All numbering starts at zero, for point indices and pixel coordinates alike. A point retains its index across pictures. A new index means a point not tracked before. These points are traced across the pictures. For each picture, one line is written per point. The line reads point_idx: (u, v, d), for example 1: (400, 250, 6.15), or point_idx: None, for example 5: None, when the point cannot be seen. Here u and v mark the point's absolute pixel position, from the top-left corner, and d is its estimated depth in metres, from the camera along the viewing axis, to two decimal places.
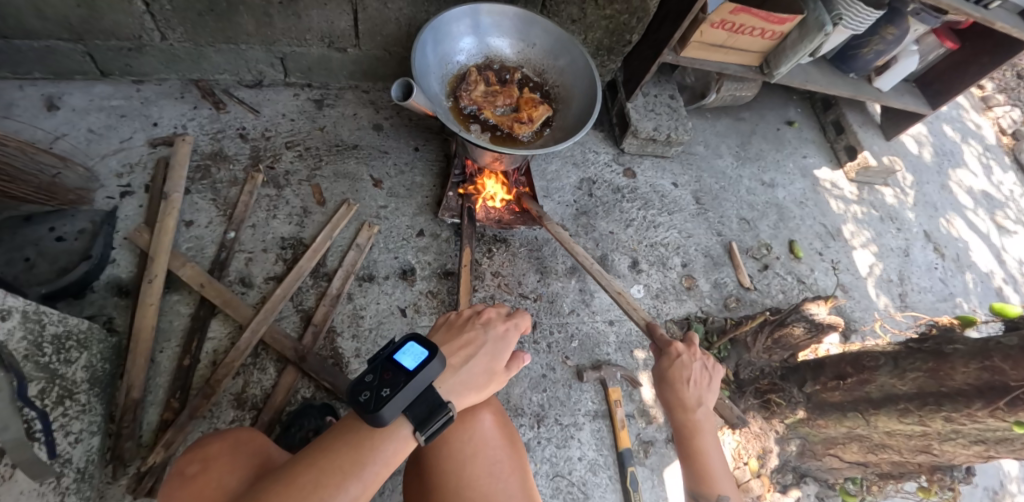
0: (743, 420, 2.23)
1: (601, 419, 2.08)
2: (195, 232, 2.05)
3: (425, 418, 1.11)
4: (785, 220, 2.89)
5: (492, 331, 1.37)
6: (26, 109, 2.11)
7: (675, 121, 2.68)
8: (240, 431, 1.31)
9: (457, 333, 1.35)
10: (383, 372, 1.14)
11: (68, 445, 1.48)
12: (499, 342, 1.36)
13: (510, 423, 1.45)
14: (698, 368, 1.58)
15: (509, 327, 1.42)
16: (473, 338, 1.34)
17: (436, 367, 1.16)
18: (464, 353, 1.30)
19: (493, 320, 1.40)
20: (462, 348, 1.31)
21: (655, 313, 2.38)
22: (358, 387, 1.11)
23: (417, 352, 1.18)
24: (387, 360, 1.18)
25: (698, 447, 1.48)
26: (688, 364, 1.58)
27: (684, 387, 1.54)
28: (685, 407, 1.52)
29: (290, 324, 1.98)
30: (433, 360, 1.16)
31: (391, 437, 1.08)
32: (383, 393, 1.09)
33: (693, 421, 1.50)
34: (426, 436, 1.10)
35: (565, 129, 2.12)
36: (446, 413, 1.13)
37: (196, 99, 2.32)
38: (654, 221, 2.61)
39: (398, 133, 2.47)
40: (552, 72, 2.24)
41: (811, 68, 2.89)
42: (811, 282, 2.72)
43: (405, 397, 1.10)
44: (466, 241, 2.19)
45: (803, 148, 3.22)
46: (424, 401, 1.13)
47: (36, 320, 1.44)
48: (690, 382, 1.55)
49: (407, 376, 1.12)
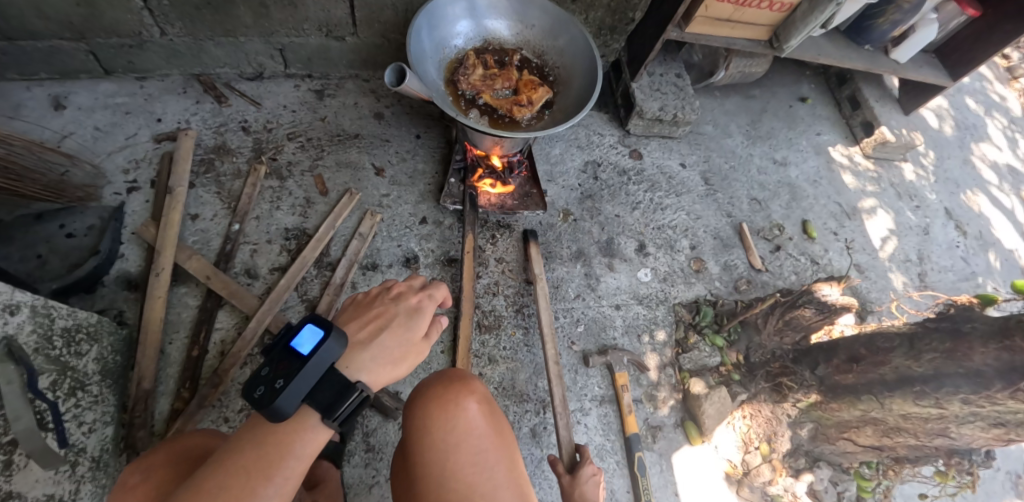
0: (754, 405, 2.19)
1: (609, 404, 2.07)
2: (201, 225, 2.07)
3: (332, 402, 1.06)
4: (797, 199, 2.82)
5: (403, 302, 1.28)
6: (35, 109, 2.15)
7: (681, 100, 2.62)
8: (191, 436, 1.32)
9: (368, 307, 1.27)
10: (279, 363, 1.09)
11: (81, 434, 1.55)
12: (413, 316, 1.26)
13: (501, 416, 1.38)
14: (595, 480, 1.70)
15: (424, 298, 1.31)
16: (384, 311, 1.25)
17: (334, 347, 1.11)
18: (373, 327, 1.22)
19: (406, 292, 1.31)
20: (372, 322, 1.23)
21: (663, 296, 2.33)
22: (253, 382, 1.06)
23: (312, 334, 1.12)
24: (284, 347, 1.12)
25: None
26: (589, 482, 1.68)
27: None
28: None
29: (295, 314, 1.99)
30: (329, 341, 1.10)
31: (301, 430, 1.05)
32: (277, 384, 1.04)
33: None
34: (336, 420, 1.06)
35: (565, 110, 2.06)
36: (354, 392, 1.08)
37: (199, 93, 2.33)
38: (661, 203, 2.56)
39: (399, 121, 2.45)
40: (552, 52, 2.18)
41: (824, 41, 2.78)
42: (824, 263, 2.65)
43: (301, 386, 1.05)
44: (469, 227, 2.14)
45: (816, 124, 3.13)
46: (328, 383, 1.08)
47: (45, 314, 1.45)
48: (590, 494, 1.66)
49: (301, 362, 1.07)
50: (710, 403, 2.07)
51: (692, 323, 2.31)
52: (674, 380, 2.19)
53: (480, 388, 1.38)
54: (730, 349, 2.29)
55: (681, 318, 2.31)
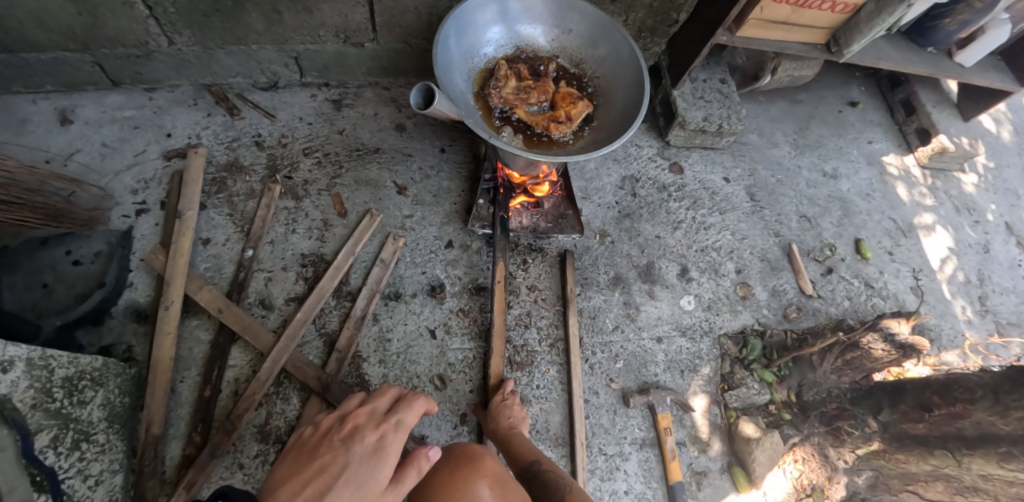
0: (805, 448, 2.00)
1: (650, 448, 1.91)
2: (213, 250, 1.93)
3: None
4: (850, 216, 2.60)
5: (357, 448, 1.13)
6: (40, 124, 2.02)
7: (727, 108, 2.41)
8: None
9: (310, 458, 1.10)
10: None
11: (86, 489, 1.42)
12: (370, 461, 1.10)
13: (516, 488, 1.30)
14: (510, 403, 1.76)
15: (386, 431, 1.20)
16: (330, 463, 1.08)
17: None
18: (319, 484, 1.03)
19: (363, 430, 1.20)
20: (317, 477, 1.04)
21: (707, 326, 2.15)
22: None
23: None
24: None
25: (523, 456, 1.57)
26: (500, 406, 1.74)
27: (502, 421, 1.70)
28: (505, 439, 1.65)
29: (313, 350, 1.85)
30: None
31: None
32: None
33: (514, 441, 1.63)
34: None
35: (607, 127, 1.86)
36: None
37: (210, 105, 2.18)
38: (704, 222, 2.36)
39: (422, 134, 2.28)
40: (591, 61, 1.98)
41: (883, 43, 2.54)
42: (879, 287, 2.44)
43: None
44: (500, 253, 1.97)
45: (868, 132, 2.89)
46: None
47: (42, 366, 1.35)
48: (506, 415, 1.72)
49: None
50: (762, 449, 1.91)
51: (738, 357, 2.13)
52: (719, 419, 2.02)
53: (490, 463, 1.33)
54: (780, 386, 2.11)
55: (726, 351, 2.13)
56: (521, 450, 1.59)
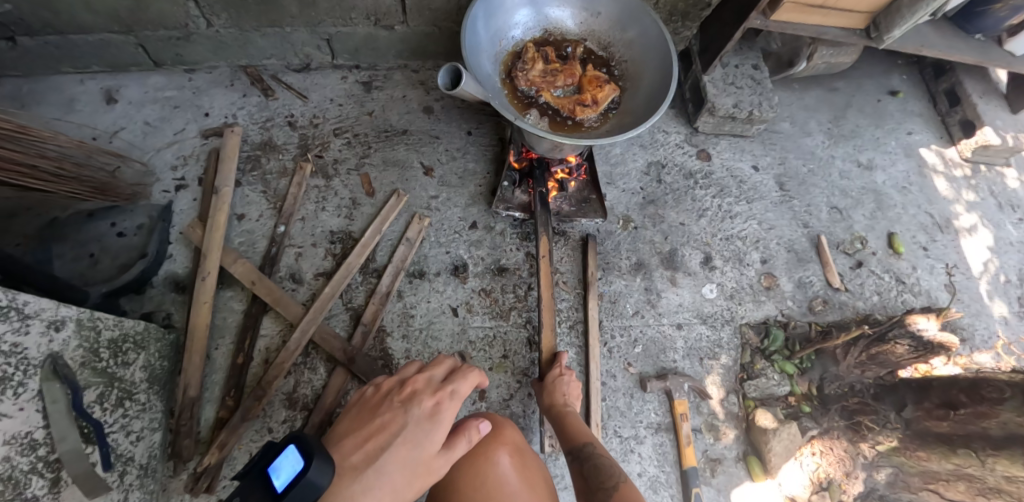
0: (824, 440, 1.97)
1: (665, 432, 1.92)
2: (247, 225, 2.01)
3: None
4: (883, 209, 2.52)
5: (414, 412, 1.07)
6: (88, 103, 2.13)
7: (758, 95, 2.36)
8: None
9: (369, 418, 1.07)
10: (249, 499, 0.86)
11: (129, 444, 1.53)
12: (425, 424, 1.05)
13: (533, 459, 1.32)
14: (566, 379, 1.75)
15: (442, 398, 1.11)
16: (388, 423, 1.04)
17: (317, 481, 0.85)
18: (372, 445, 1.00)
19: (421, 394, 1.12)
20: (371, 438, 1.01)
21: (729, 315, 2.13)
22: None
23: (293, 463, 0.87)
24: (261, 474, 0.88)
25: (573, 432, 1.58)
26: (556, 382, 1.74)
27: (556, 395, 1.71)
28: (557, 411, 1.67)
29: (340, 323, 1.92)
30: (308, 476, 0.84)
31: None
32: None
33: (567, 416, 1.64)
34: None
35: (633, 111, 1.85)
36: None
37: (245, 86, 2.25)
38: (730, 211, 2.33)
39: (449, 116, 2.31)
40: (619, 44, 1.97)
41: (927, 30, 2.43)
42: (911, 283, 2.37)
43: None
44: (542, 229, 1.97)
45: (908, 122, 2.79)
46: None
47: (91, 327, 1.41)
48: (561, 392, 1.72)
49: None
50: (778, 439, 1.89)
51: (759, 348, 2.11)
52: (737, 409, 2.01)
53: (512, 432, 1.35)
54: (801, 378, 2.08)
55: (747, 341, 2.11)
56: (575, 432, 1.58)
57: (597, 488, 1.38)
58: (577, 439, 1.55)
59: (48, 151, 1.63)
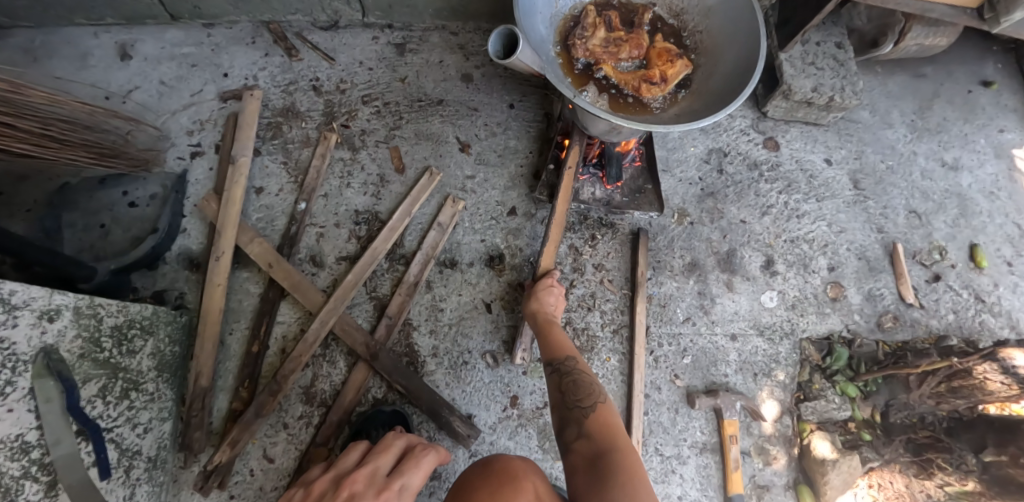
0: (883, 472, 1.83)
1: (710, 453, 1.76)
2: (266, 200, 1.84)
3: None
4: (968, 216, 2.25)
5: None
6: (102, 58, 1.94)
7: (842, 80, 2.07)
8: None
9: None
10: None
11: (136, 437, 1.41)
12: None
13: None
14: (554, 291, 1.68)
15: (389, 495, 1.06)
16: None
17: None
18: None
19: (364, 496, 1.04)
20: None
21: (789, 328, 1.92)
22: None
23: None
24: None
25: (552, 341, 1.53)
26: (544, 292, 1.67)
27: (537, 305, 1.64)
28: (536, 320, 1.62)
29: (363, 314, 1.76)
30: None
31: None
32: None
33: (550, 326, 1.58)
34: None
35: (707, 93, 1.59)
36: None
37: (268, 44, 2.03)
38: (797, 209, 2.08)
39: (489, 86, 2.07)
40: (695, 12, 1.69)
41: None
42: (992, 302, 2.12)
43: None
44: (574, 142, 1.79)
45: (1001, 118, 2.46)
46: None
47: (91, 315, 1.27)
48: (549, 301, 1.66)
49: None
50: (838, 473, 1.72)
51: (819, 366, 1.91)
52: (790, 432, 1.83)
53: (534, 481, 1.21)
54: (865, 403, 1.89)
55: (808, 358, 1.91)
56: (556, 345, 1.51)
57: (573, 404, 1.34)
58: (558, 353, 1.49)
59: (44, 113, 1.42)
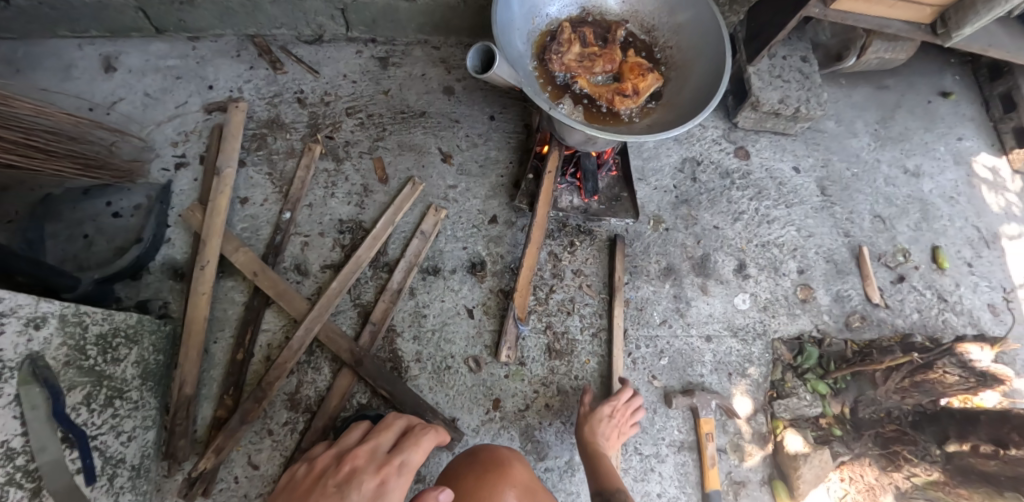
0: (855, 466, 1.86)
1: (688, 451, 1.81)
2: (251, 210, 1.87)
3: None
4: (929, 220, 2.36)
5: (358, 490, 1.00)
6: (86, 71, 1.97)
7: (808, 92, 2.17)
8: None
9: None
10: None
11: (120, 446, 1.42)
12: None
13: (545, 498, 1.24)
14: (616, 407, 1.70)
15: (388, 473, 1.07)
16: None
17: None
18: None
19: (365, 472, 1.06)
20: None
21: (762, 329, 2.00)
22: None
23: None
24: None
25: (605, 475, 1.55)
26: (600, 419, 1.66)
27: (589, 427, 1.65)
28: (587, 439, 1.64)
29: (347, 321, 1.79)
30: None
31: None
32: None
33: (598, 454, 1.60)
34: None
35: (677, 104, 1.67)
36: None
37: (253, 57, 2.08)
38: (767, 215, 2.17)
39: (471, 99, 2.13)
40: (666, 28, 1.77)
41: (997, 27, 2.22)
42: (954, 301, 2.22)
43: None
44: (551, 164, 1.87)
45: (959, 127, 2.59)
46: None
47: (76, 322, 1.29)
48: (603, 426, 1.65)
49: None
50: (809, 466, 1.77)
51: (792, 365, 1.98)
52: (765, 429, 1.89)
53: (519, 471, 1.28)
54: (834, 399, 1.95)
55: (780, 357, 1.98)
56: (612, 478, 1.53)
57: None
58: (607, 483, 1.52)
59: (31, 124, 1.47)
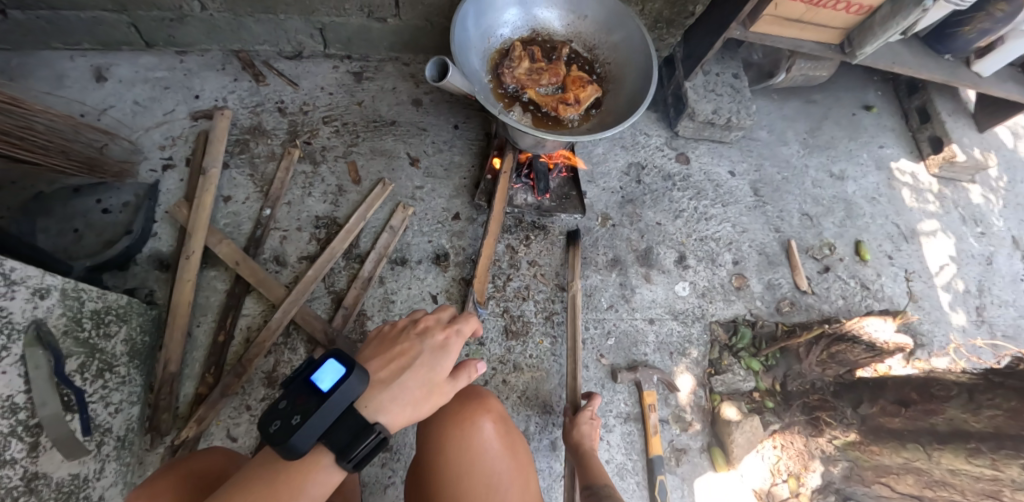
0: (787, 435, 2.07)
1: (634, 422, 2.00)
2: (233, 207, 2.05)
3: (348, 444, 0.94)
4: (852, 217, 2.63)
5: (428, 342, 1.13)
6: (77, 80, 2.15)
7: (737, 103, 2.45)
8: (212, 452, 1.29)
9: (387, 345, 1.13)
10: (298, 398, 0.97)
11: (107, 415, 1.55)
12: (436, 353, 1.12)
13: (515, 431, 1.36)
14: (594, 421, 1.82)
15: (451, 334, 1.17)
16: (406, 349, 1.12)
17: (357, 383, 0.98)
18: (394, 366, 1.08)
19: (431, 328, 1.17)
20: (392, 361, 1.09)
21: (700, 313, 2.22)
22: (269, 415, 0.95)
23: (334, 371, 0.98)
24: (303, 381, 0.99)
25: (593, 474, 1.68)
26: (585, 423, 1.81)
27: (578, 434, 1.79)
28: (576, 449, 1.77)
29: (321, 306, 1.96)
30: (353, 376, 0.97)
31: (315, 473, 0.94)
32: (292, 421, 0.93)
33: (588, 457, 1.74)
34: (352, 463, 0.94)
35: (613, 112, 1.93)
36: (374, 435, 0.96)
37: (237, 70, 2.28)
38: (705, 213, 2.41)
39: (437, 109, 2.36)
40: (604, 47, 2.04)
41: (900, 48, 2.54)
42: (875, 289, 2.48)
43: (320, 423, 0.93)
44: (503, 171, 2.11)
45: (879, 136, 2.90)
46: (345, 426, 0.95)
47: (75, 297, 1.45)
48: (587, 432, 1.80)
49: (320, 400, 0.95)
50: (741, 432, 1.99)
51: (727, 344, 2.20)
52: (703, 402, 2.09)
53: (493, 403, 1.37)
54: (767, 375, 2.17)
55: (716, 338, 2.19)
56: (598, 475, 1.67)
57: None
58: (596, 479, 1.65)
59: (36, 125, 1.65)
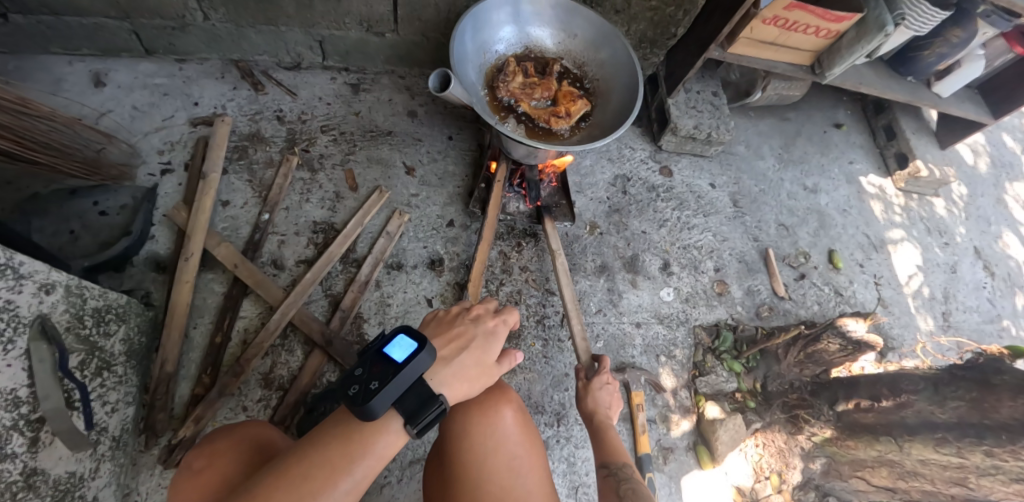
0: (767, 434, 2.18)
1: (623, 421, 2.07)
2: (231, 212, 2.08)
3: (416, 411, 1.02)
4: (825, 227, 2.78)
5: (482, 326, 1.25)
6: (75, 84, 2.18)
7: (717, 119, 2.59)
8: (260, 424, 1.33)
9: (446, 326, 1.24)
10: (373, 366, 1.06)
11: (104, 414, 1.56)
12: (487, 338, 1.23)
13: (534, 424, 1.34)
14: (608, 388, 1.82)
15: (499, 323, 1.29)
16: (463, 332, 1.23)
17: (427, 358, 1.07)
18: (454, 345, 1.19)
19: (482, 316, 1.29)
20: (451, 341, 1.20)
21: (683, 317, 2.31)
22: (347, 380, 1.03)
23: (407, 345, 1.10)
24: (377, 353, 1.10)
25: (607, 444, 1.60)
26: (598, 386, 1.81)
27: (589, 403, 1.78)
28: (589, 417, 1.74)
29: (318, 308, 2.00)
30: (424, 352, 1.07)
31: (382, 434, 0.99)
32: (371, 386, 1.00)
33: (602, 425, 1.68)
34: (418, 429, 1.01)
35: (602, 124, 2.04)
36: (439, 406, 1.04)
37: (236, 79, 2.34)
38: (688, 222, 2.53)
39: (432, 120, 2.45)
40: (593, 64, 2.16)
41: (865, 70, 2.73)
42: (848, 295, 2.62)
43: (395, 390, 1.01)
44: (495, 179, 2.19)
45: (849, 152, 3.08)
46: (415, 394, 1.04)
47: (78, 294, 1.47)
48: (601, 400, 1.78)
49: (397, 368, 1.04)
50: (725, 429, 2.05)
51: (711, 347, 2.30)
52: (688, 403, 2.17)
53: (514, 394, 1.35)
54: (747, 376, 2.28)
55: (700, 341, 2.29)
56: (616, 451, 1.56)
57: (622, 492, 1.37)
58: (613, 457, 1.53)
59: (44, 127, 1.70)
